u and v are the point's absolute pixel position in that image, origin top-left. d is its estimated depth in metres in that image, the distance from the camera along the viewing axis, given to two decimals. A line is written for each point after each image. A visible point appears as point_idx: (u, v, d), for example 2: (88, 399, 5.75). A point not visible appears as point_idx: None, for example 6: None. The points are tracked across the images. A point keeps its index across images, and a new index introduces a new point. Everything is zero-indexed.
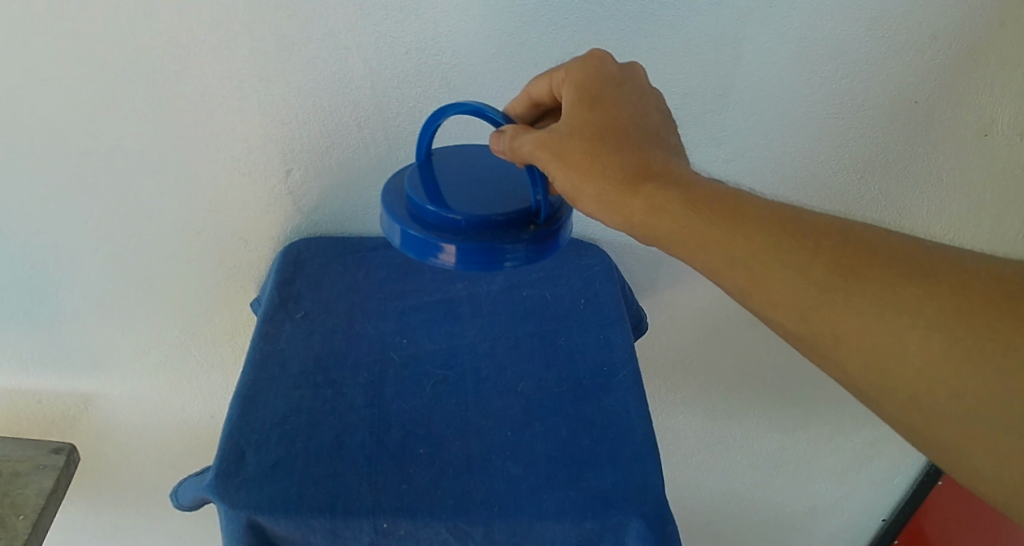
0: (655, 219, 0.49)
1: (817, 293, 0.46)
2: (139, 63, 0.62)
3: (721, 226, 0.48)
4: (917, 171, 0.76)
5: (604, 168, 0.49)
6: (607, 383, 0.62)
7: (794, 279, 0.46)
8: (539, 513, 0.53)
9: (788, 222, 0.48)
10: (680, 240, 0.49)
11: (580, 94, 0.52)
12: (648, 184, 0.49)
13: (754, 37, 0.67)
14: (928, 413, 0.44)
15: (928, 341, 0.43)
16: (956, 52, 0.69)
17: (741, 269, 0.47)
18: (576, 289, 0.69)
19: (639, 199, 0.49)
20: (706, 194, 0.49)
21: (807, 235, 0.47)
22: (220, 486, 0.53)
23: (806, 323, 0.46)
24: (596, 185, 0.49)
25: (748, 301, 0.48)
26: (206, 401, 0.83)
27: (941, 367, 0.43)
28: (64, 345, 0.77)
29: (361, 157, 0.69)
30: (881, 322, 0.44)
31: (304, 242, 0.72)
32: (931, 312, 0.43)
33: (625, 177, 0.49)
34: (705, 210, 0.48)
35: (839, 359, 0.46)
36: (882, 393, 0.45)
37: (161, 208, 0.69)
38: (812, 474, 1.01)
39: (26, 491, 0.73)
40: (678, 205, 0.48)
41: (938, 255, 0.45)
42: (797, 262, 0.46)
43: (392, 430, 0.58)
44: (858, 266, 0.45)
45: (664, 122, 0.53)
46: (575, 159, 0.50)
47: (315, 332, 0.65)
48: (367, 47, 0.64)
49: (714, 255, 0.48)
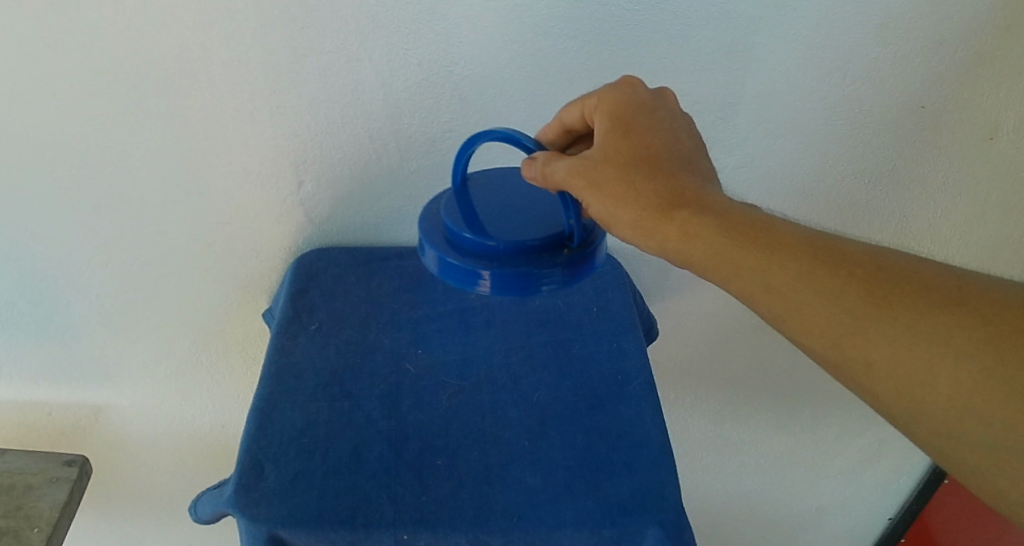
0: (689, 245, 0.49)
1: (850, 320, 0.46)
2: (151, 76, 0.62)
3: (755, 253, 0.48)
4: (924, 175, 0.77)
5: (638, 194, 0.50)
6: (621, 391, 0.62)
7: (828, 307, 0.47)
8: (557, 523, 0.54)
9: (822, 249, 0.48)
10: (712, 266, 0.49)
11: (614, 122, 0.54)
12: (683, 211, 0.49)
13: (764, 45, 0.67)
14: (958, 439, 0.44)
15: (960, 371, 0.44)
16: (962, 58, 0.69)
17: (774, 295, 0.48)
18: (590, 298, 0.70)
19: (673, 225, 0.49)
20: (740, 221, 0.49)
21: (841, 262, 0.47)
22: (241, 501, 0.54)
23: (838, 350, 0.47)
24: (630, 211, 0.50)
25: (782, 327, 0.49)
26: (217, 411, 0.83)
27: (972, 395, 0.43)
28: (75, 357, 0.77)
29: (372, 168, 0.69)
30: (913, 350, 0.45)
31: (317, 253, 0.72)
32: (962, 341, 0.44)
33: (659, 203, 0.50)
34: (738, 237, 0.48)
35: (870, 383, 0.46)
36: (913, 419, 0.46)
37: (173, 221, 0.69)
38: (821, 475, 1.01)
39: (40, 505, 0.73)
40: (712, 232, 0.48)
41: (968, 283, 0.46)
42: (831, 290, 0.47)
43: (410, 441, 0.58)
44: (891, 294, 0.46)
45: (696, 147, 0.54)
46: (608, 186, 0.50)
47: (330, 344, 0.65)
48: (379, 59, 0.64)
49: (747, 281, 0.48)
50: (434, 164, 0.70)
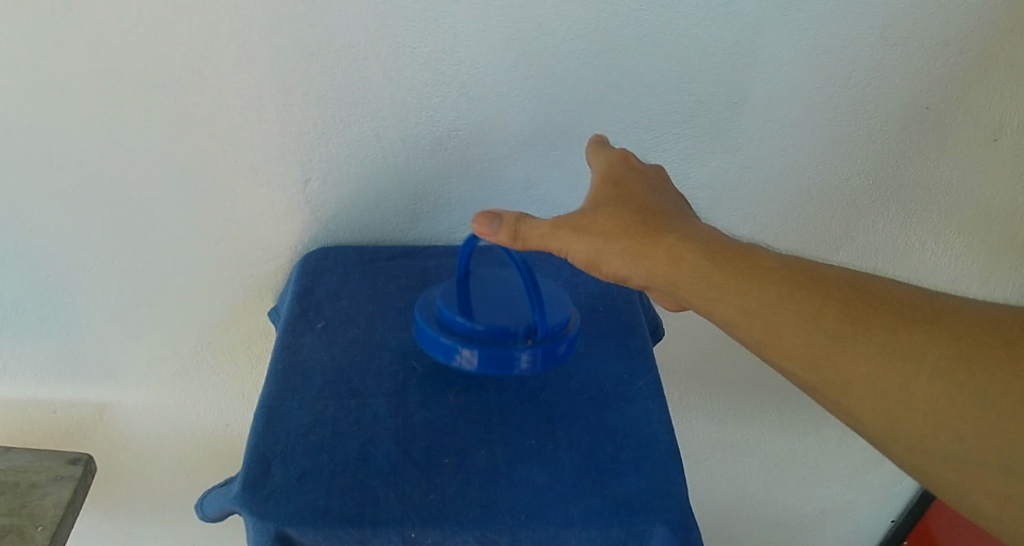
0: (676, 274, 0.53)
1: (829, 342, 0.49)
2: (159, 74, 0.62)
3: (738, 278, 0.51)
4: (928, 177, 0.77)
5: (627, 233, 0.54)
6: (628, 391, 0.62)
7: (807, 329, 0.49)
8: (565, 522, 0.54)
9: (802, 274, 0.51)
10: (698, 292, 0.52)
11: None
12: (671, 244, 0.53)
13: (770, 45, 0.68)
14: (932, 453, 0.48)
15: (931, 387, 0.47)
16: (967, 59, 0.70)
17: (755, 319, 0.51)
18: (596, 298, 0.70)
19: (661, 256, 0.53)
20: (723, 250, 0.53)
21: (819, 287, 0.51)
22: (248, 499, 0.54)
23: (818, 373, 0.49)
24: (620, 246, 0.54)
25: (762, 351, 0.51)
26: (221, 410, 0.82)
27: (942, 411, 0.47)
28: (79, 355, 0.77)
29: (378, 167, 0.69)
30: (887, 369, 0.48)
31: (323, 251, 0.72)
32: (933, 358, 0.47)
33: (646, 237, 0.54)
34: (723, 264, 0.52)
35: (850, 404, 0.49)
36: (890, 436, 0.49)
37: (178, 219, 0.69)
38: (824, 477, 1.01)
39: (44, 504, 0.73)
40: (698, 261, 0.52)
41: (938, 304, 0.50)
42: (809, 312, 0.50)
43: (416, 439, 0.58)
44: (867, 316, 0.49)
45: (685, 190, 0.58)
46: (597, 229, 0.55)
47: (337, 343, 0.64)
48: (387, 57, 0.64)
49: (731, 307, 0.51)
50: (441, 163, 0.70)
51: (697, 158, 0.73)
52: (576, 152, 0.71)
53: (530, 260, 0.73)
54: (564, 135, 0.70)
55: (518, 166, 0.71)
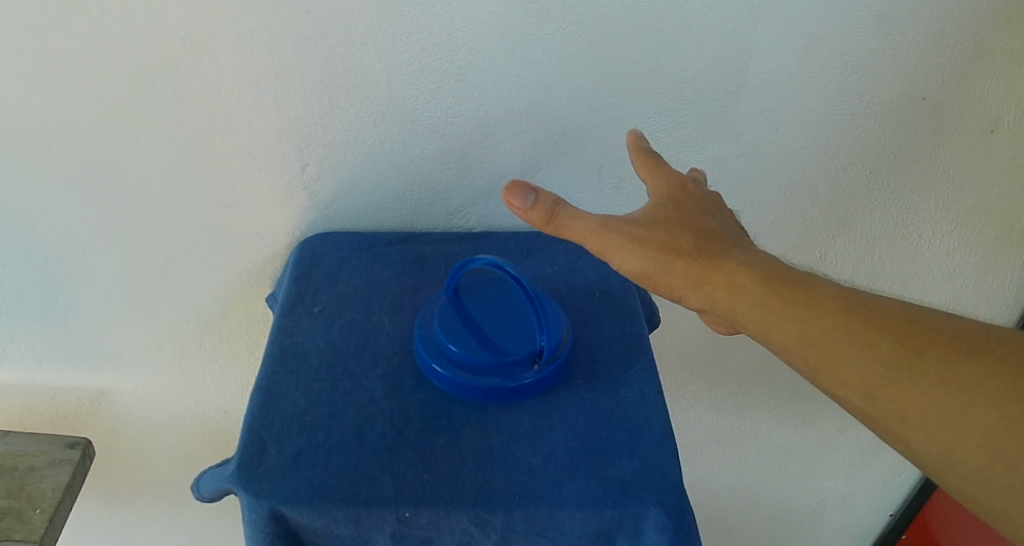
0: (736, 298, 0.54)
1: (884, 372, 0.52)
2: (156, 59, 0.62)
3: (796, 307, 0.53)
4: (925, 168, 0.77)
5: (686, 253, 0.55)
6: (623, 374, 0.62)
7: (864, 359, 0.52)
8: (559, 503, 0.54)
9: (857, 305, 0.54)
10: (758, 318, 0.53)
11: (667, 196, 0.58)
12: (731, 268, 0.54)
13: (765, 34, 0.68)
14: (985, 483, 0.50)
15: (985, 418, 0.50)
16: (963, 50, 0.70)
17: (812, 347, 0.53)
18: (592, 283, 0.70)
19: (722, 280, 0.54)
20: (782, 278, 0.54)
21: (874, 319, 0.53)
22: (244, 478, 0.54)
23: (872, 401, 0.52)
24: (681, 267, 0.54)
25: (817, 379, 0.54)
26: (219, 396, 0.83)
27: (997, 442, 0.49)
28: (78, 340, 0.77)
29: (375, 152, 0.70)
30: (942, 400, 0.51)
31: (320, 236, 0.72)
32: (987, 390, 0.50)
33: (707, 261, 0.54)
34: (782, 292, 0.54)
35: (907, 434, 0.52)
36: (944, 466, 0.51)
37: (176, 204, 0.70)
38: (821, 469, 1.01)
39: (42, 486, 0.74)
40: (758, 287, 0.54)
41: (987, 337, 0.52)
42: (865, 343, 0.52)
43: (412, 421, 0.58)
44: (921, 347, 0.52)
45: (736, 225, 0.59)
46: (656, 245, 0.54)
47: (333, 326, 0.65)
48: (383, 43, 0.64)
49: (789, 335, 0.53)
50: (438, 149, 0.70)
51: (694, 146, 0.74)
52: (573, 139, 0.71)
53: (527, 246, 0.73)
54: (560, 121, 0.70)
55: (515, 152, 0.71)
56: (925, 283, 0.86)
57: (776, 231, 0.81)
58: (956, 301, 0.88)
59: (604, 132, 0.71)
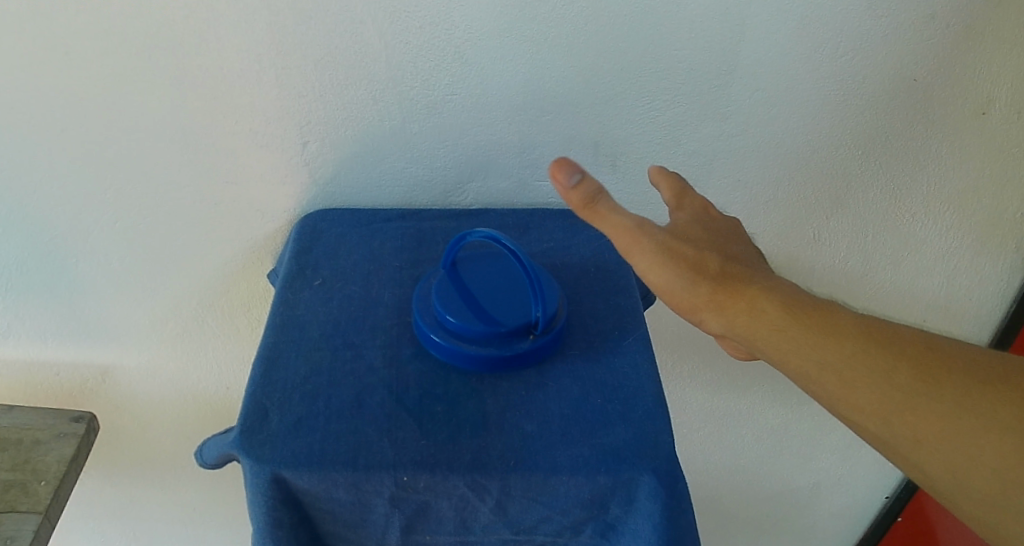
0: (759, 321, 0.54)
1: (902, 398, 0.52)
2: (159, 37, 0.63)
3: (817, 332, 0.54)
4: (917, 149, 0.78)
5: (711, 272, 0.56)
6: (617, 346, 0.63)
7: (882, 385, 0.52)
8: (554, 468, 0.55)
9: (876, 331, 0.54)
10: (778, 342, 0.54)
11: (693, 223, 0.60)
12: (754, 291, 0.55)
13: (758, 14, 0.69)
14: (1002, 511, 0.50)
15: (1005, 446, 0.50)
16: (953, 31, 0.71)
17: (830, 372, 0.53)
18: (588, 259, 0.71)
19: (745, 303, 0.55)
20: (803, 303, 0.55)
21: (894, 345, 0.53)
22: (246, 442, 0.55)
23: (889, 429, 0.52)
24: (705, 288, 0.55)
25: (835, 406, 0.54)
26: (222, 373, 0.84)
27: (1017, 470, 0.49)
28: (83, 316, 0.79)
29: (375, 130, 0.71)
30: (961, 430, 0.50)
31: (320, 213, 0.73)
32: (1008, 418, 0.50)
33: (731, 283, 0.56)
34: (803, 317, 0.54)
35: (924, 461, 0.52)
36: (962, 494, 0.51)
37: (178, 181, 0.71)
38: (816, 450, 1.03)
39: (47, 459, 0.76)
40: (779, 313, 0.54)
41: (1010, 365, 0.52)
42: (884, 368, 0.52)
43: (410, 389, 0.59)
44: (941, 374, 0.52)
45: (757, 256, 0.60)
46: (684, 261, 0.56)
47: (333, 299, 0.66)
48: (383, 21, 0.65)
49: (808, 359, 0.53)
50: (436, 127, 0.71)
51: (688, 125, 0.75)
52: (569, 118, 0.73)
53: (524, 223, 0.74)
54: (557, 100, 0.71)
55: (512, 131, 0.73)
56: (917, 264, 0.87)
57: (770, 211, 0.82)
58: (948, 284, 0.89)
59: (599, 111, 0.72)
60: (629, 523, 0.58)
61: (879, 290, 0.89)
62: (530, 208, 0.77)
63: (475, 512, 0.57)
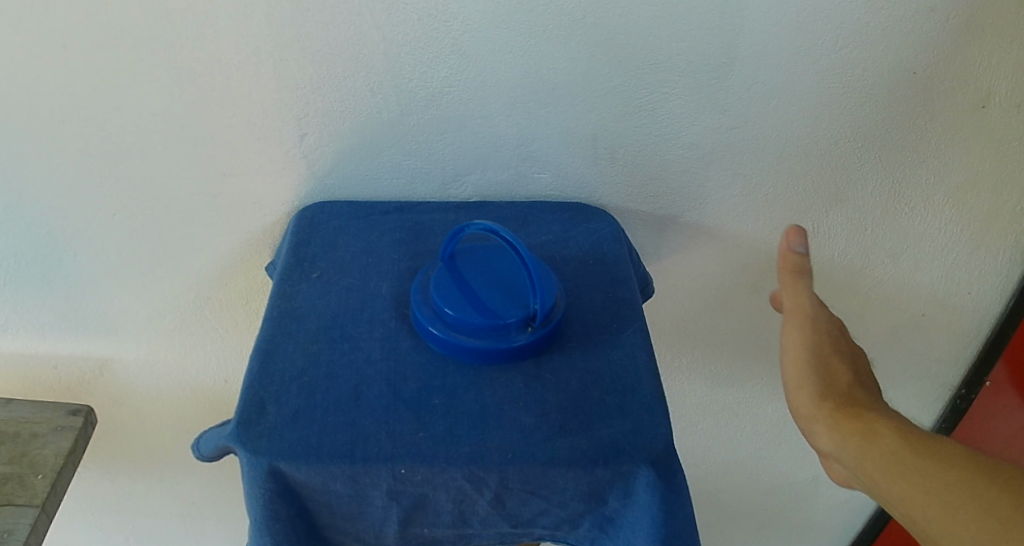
0: (870, 444, 0.55)
1: (1001, 529, 0.49)
2: (155, 29, 0.63)
3: (922, 458, 0.53)
4: (917, 142, 0.78)
5: (836, 390, 0.57)
6: (616, 338, 0.63)
7: (980, 514, 0.50)
8: (552, 460, 0.55)
9: (985, 463, 0.52)
10: (884, 465, 0.54)
11: (847, 345, 0.61)
12: (874, 416, 0.56)
13: (758, 7, 0.68)
14: None
15: None
16: (954, 24, 0.70)
17: (928, 495, 0.52)
18: (586, 251, 0.71)
19: (861, 425, 0.56)
20: (919, 433, 0.55)
21: (999, 477, 0.51)
22: (243, 435, 0.55)
23: None
24: (828, 408, 0.57)
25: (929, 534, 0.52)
26: (221, 365, 0.84)
27: None
28: (81, 309, 0.79)
29: (373, 122, 0.71)
30: None
31: (319, 205, 0.73)
32: None
33: (853, 405, 0.57)
34: (913, 444, 0.54)
35: None
36: None
37: (176, 173, 0.71)
38: (816, 443, 1.03)
39: (45, 452, 0.76)
40: (893, 439, 0.54)
41: None
42: (985, 499, 0.50)
43: (408, 381, 0.59)
44: None
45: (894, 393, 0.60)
46: (814, 374, 0.58)
47: (331, 291, 0.66)
48: (381, 13, 0.65)
49: (909, 483, 0.53)
50: (434, 119, 0.71)
51: (687, 118, 0.74)
52: (567, 110, 0.72)
53: (523, 216, 0.74)
54: (555, 92, 0.71)
55: (510, 123, 0.72)
56: (917, 258, 0.87)
57: (769, 204, 0.82)
58: (947, 278, 0.89)
59: (598, 103, 0.72)
60: (628, 515, 0.58)
61: (878, 283, 0.89)
62: (529, 201, 0.77)
63: (473, 505, 0.57)
